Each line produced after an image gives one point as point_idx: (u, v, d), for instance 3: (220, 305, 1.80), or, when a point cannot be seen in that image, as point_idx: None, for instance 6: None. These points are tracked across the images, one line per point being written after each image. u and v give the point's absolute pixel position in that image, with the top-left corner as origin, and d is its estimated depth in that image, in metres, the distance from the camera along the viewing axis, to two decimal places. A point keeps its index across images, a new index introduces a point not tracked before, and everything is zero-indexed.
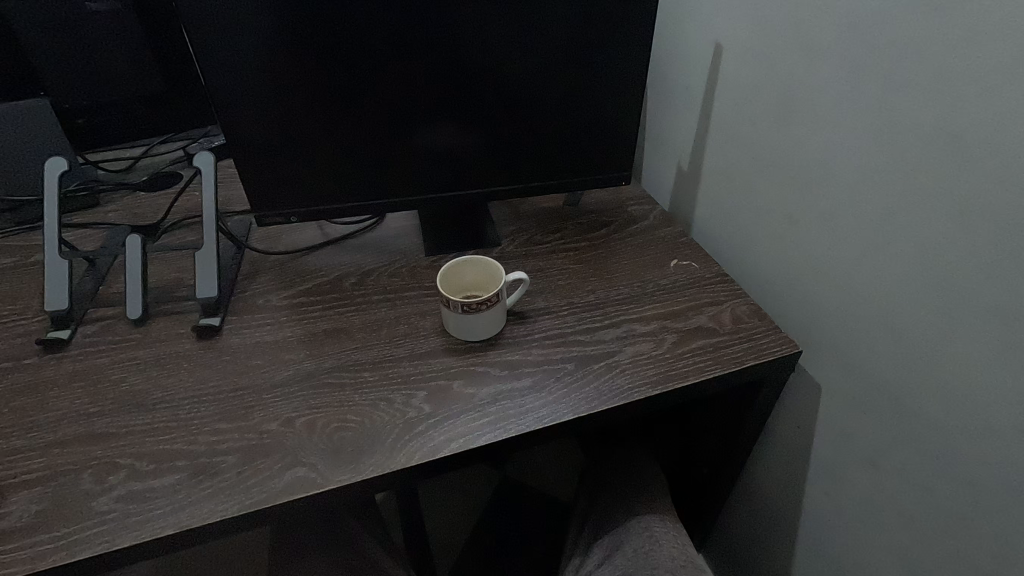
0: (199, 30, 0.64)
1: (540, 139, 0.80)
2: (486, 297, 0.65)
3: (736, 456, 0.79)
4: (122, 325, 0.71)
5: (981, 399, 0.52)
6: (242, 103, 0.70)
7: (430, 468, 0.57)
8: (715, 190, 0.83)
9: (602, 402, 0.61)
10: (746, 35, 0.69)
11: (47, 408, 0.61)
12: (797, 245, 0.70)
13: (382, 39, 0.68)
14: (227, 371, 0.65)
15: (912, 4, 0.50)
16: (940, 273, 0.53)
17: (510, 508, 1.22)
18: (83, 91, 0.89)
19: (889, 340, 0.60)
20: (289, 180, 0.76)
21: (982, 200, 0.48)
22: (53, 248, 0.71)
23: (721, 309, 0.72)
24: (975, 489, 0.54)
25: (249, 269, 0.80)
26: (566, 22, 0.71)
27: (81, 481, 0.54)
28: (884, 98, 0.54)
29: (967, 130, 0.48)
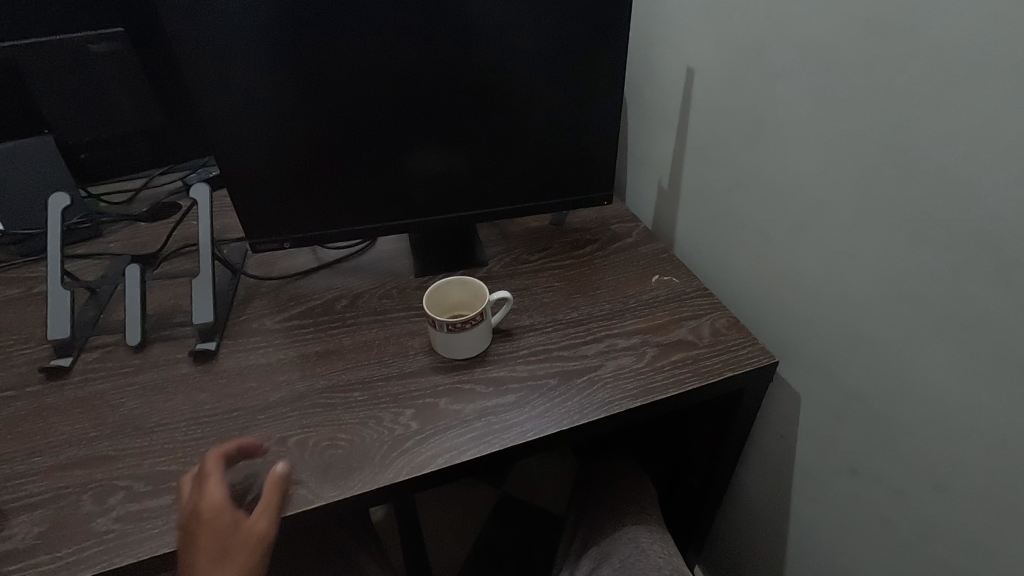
0: (193, 71, 0.68)
1: (523, 163, 0.83)
2: (471, 315, 0.67)
3: (722, 466, 0.80)
4: (122, 351, 0.74)
5: (945, 404, 0.54)
6: (236, 136, 0.73)
7: (418, 483, 0.59)
8: (693, 207, 0.85)
9: (584, 415, 0.63)
10: (715, 61, 0.72)
11: (49, 433, 0.63)
12: (770, 259, 0.72)
13: (367, 75, 0.72)
14: (223, 394, 0.67)
15: (859, 31, 0.53)
16: (900, 283, 0.56)
17: (507, 523, 1.23)
18: (86, 129, 0.94)
19: (859, 350, 0.62)
20: (281, 207, 0.80)
21: (932, 213, 0.51)
22: (57, 279, 0.74)
23: (701, 322, 0.75)
24: (945, 491, 0.56)
25: (245, 294, 0.83)
26: (543, 54, 0.74)
27: (82, 503, 0.56)
28: (840, 118, 0.57)
29: (915, 149, 0.51)
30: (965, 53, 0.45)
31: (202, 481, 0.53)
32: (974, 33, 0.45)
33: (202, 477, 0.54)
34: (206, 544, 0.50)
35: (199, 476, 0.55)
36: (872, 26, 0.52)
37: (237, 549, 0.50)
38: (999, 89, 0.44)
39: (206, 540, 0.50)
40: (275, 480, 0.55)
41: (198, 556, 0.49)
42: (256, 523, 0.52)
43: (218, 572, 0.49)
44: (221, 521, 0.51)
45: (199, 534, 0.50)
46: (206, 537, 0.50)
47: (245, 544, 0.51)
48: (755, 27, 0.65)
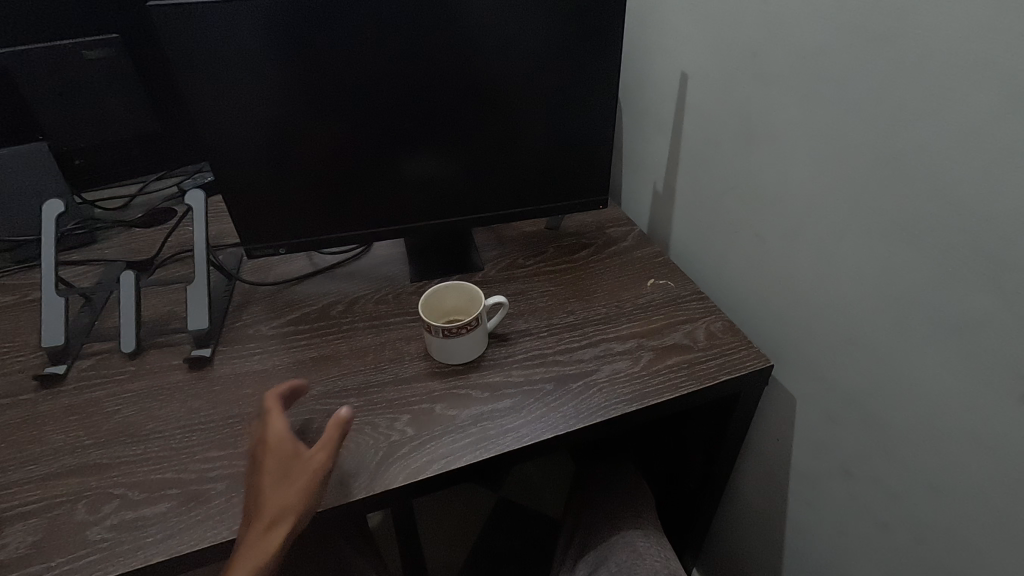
0: (188, 77, 0.68)
1: (518, 167, 0.83)
2: (466, 321, 0.67)
3: (718, 469, 0.80)
4: (117, 358, 0.74)
5: (939, 407, 0.54)
6: (230, 142, 0.73)
7: (414, 488, 0.59)
8: (687, 211, 0.86)
9: (580, 419, 0.63)
10: (708, 65, 0.73)
11: (44, 441, 0.63)
12: (764, 262, 0.72)
13: (362, 80, 0.72)
14: (218, 401, 0.67)
15: (851, 36, 0.53)
16: (894, 287, 0.56)
17: (505, 527, 1.23)
18: (81, 134, 0.93)
19: (853, 353, 0.62)
20: (277, 213, 0.80)
21: (925, 217, 0.51)
22: (51, 286, 0.74)
23: (696, 325, 0.75)
24: (939, 493, 0.56)
25: (240, 300, 0.83)
26: (537, 59, 0.75)
27: (76, 512, 0.56)
28: (833, 122, 0.58)
29: (907, 154, 0.51)
30: (954, 58, 0.46)
31: (267, 415, 0.56)
32: (963, 38, 0.45)
33: (267, 413, 0.57)
34: (271, 470, 0.51)
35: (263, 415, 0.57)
36: (862, 31, 0.52)
37: (299, 473, 0.50)
38: (989, 93, 0.44)
39: (271, 467, 0.51)
40: (337, 419, 0.53)
41: (263, 481, 0.50)
42: (317, 450, 0.52)
43: (276, 490, 0.49)
44: (286, 448, 0.53)
45: (264, 462, 0.52)
46: (270, 465, 0.51)
47: (307, 469, 0.50)
48: (748, 32, 0.65)
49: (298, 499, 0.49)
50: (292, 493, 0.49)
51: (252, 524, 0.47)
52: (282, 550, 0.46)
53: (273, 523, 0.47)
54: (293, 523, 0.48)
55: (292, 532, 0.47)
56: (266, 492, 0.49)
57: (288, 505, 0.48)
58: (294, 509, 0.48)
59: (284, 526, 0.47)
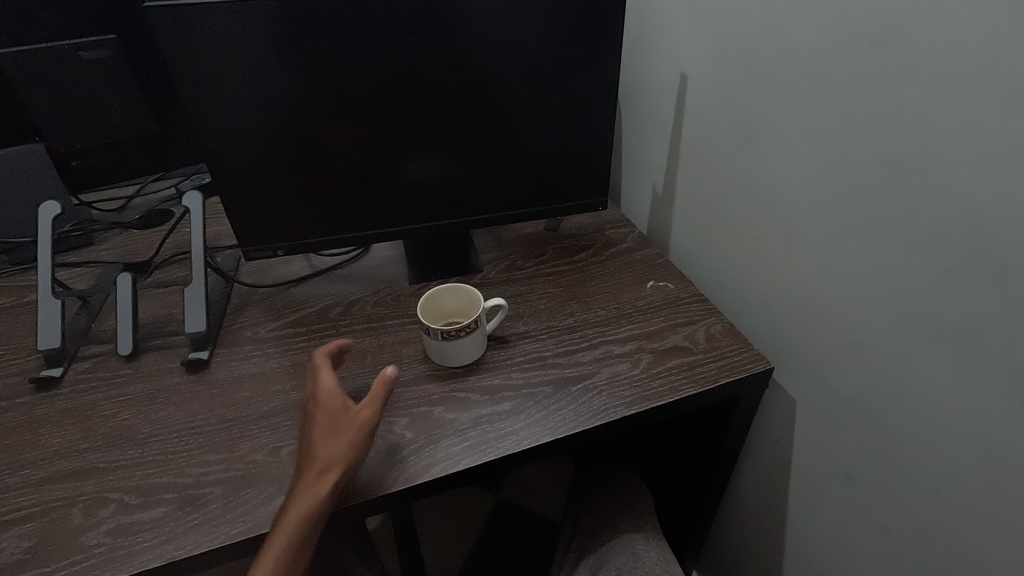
0: (185, 78, 0.67)
1: (518, 169, 0.83)
2: (466, 322, 0.67)
3: (718, 472, 0.80)
4: (114, 361, 0.73)
5: (939, 410, 0.54)
6: (228, 144, 0.73)
7: (413, 492, 0.58)
8: (687, 212, 0.85)
9: (579, 423, 0.63)
10: (709, 67, 0.72)
11: (40, 445, 0.63)
12: (765, 265, 0.72)
13: (361, 81, 0.71)
14: (215, 404, 0.66)
15: (852, 37, 0.53)
16: (894, 290, 0.56)
17: (505, 529, 1.23)
18: (78, 136, 0.93)
19: (853, 356, 0.62)
20: (275, 215, 0.79)
21: (926, 220, 0.51)
22: (47, 289, 0.74)
23: (696, 328, 0.75)
24: (940, 497, 0.56)
25: (238, 302, 0.82)
26: (536, 61, 0.74)
27: (72, 516, 0.55)
28: (833, 124, 0.57)
29: (908, 156, 0.51)
30: (957, 60, 0.45)
31: (318, 369, 0.59)
32: (965, 40, 0.45)
33: (316, 368, 0.60)
34: (322, 422, 0.55)
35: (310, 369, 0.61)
36: (864, 33, 0.52)
37: (347, 427, 0.54)
38: (991, 96, 0.44)
39: (321, 420, 0.55)
40: (385, 379, 0.58)
41: (314, 433, 0.55)
42: (365, 408, 0.56)
43: (328, 442, 0.54)
44: (335, 402, 0.56)
45: (315, 415, 0.56)
46: (321, 417, 0.55)
47: (354, 425, 0.55)
48: (748, 33, 0.65)
49: (346, 452, 0.53)
50: (340, 446, 0.53)
51: (305, 471, 0.52)
52: (330, 497, 0.51)
53: (323, 471, 0.52)
54: (341, 472, 0.52)
55: (341, 480, 0.52)
56: (317, 442, 0.54)
57: (336, 456, 0.53)
58: (342, 461, 0.53)
59: (332, 476, 0.52)
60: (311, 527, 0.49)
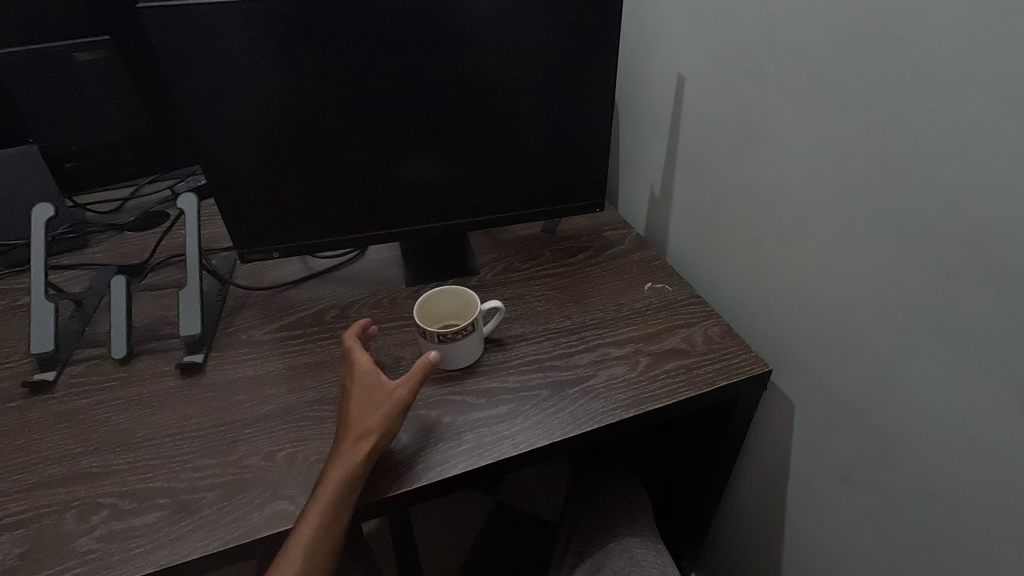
0: (179, 80, 0.67)
1: (515, 170, 0.82)
2: (462, 325, 0.66)
3: (716, 475, 0.80)
4: (107, 364, 0.73)
5: (938, 413, 0.54)
6: (223, 146, 0.72)
7: (409, 496, 0.58)
8: (684, 214, 0.85)
9: (577, 426, 0.62)
10: (706, 68, 0.72)
11: (32, 450, 0.62)
12: (763, 267, 0.72)
13: (357, 82, 0.71)
14: (210, 408, 0.66)
15: (850, 39, 0.53)
16: (892, 293, 0.55)
17: (503, 531, 1.22)
18: (72, 138, 0.92)
19: (851, 358, 0.62)
20: (270, 217, 0.79)
21: (925, 222, 0.51)
22: (40, 292, 0.73)
23: (694, 330, 0.74)
24: (938, 500, 0.56)
25: (233, 304, 0.82)
26: (534, 62, 0.74)
27: (64, 522, 0.55)
28: (831, 126, 0.57)
29: (906, 158, 0.51)
30: (955, 62, 0.45)
31: (352, 350, 0.63)
32: (963, 43, 0.44)
33: (351, 348, 0.63)
34: (360, 397, 0.59)
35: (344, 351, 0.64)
36: (860, 35, 0.52)
37: (383, 402, 0.58)
38: (989, 98, 0.44)
39: (360, 395, 0.59)
40: (426, 361, 0.60)
41: (353, 407, 0.58)
42: (400, 385, 0.59)
43: (365, 415, 0.57)
44: (371, 380, 0.60)
45: (354, 390, 0.59)
46: (359, 393, 0.59)
47: (389, 400, 0.58)
48: (745, 35, 0.65)
49: (380, 424, 0.56)
50: (376, 418, 0.56)
51: (344, 440, 0.56)
52: (366, 464, 0.54)
53: (360, 440, 0.55)
54: (376, 442, 0.56)
55: (375, 450, 0.55)
56: (355, 415, 0.57)
57: (374, 428, 0.56)
58: (377, 432, 0.56)
59: (368, 445, 0.55)
60: (348, 490, 0.53)
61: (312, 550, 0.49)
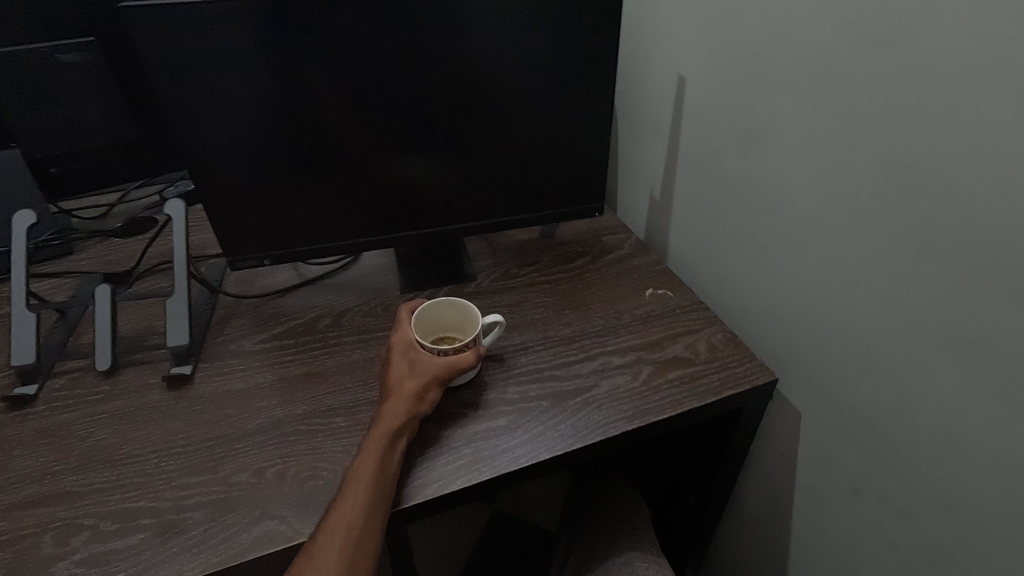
0: (165, 81, 0.64)
1: (514, 173, 0.80)
2: (464, 342, 0.63)
3: (721, 486, 0.78)
4: (91, 377, 0.70)
5: (953, 425, 0.52)
6: (211, 149, 0.70)
7: (406, 514, 0.56)
8: (686, 219, 0.83)
9: (578, 439, 0.60)
10: (708, 69, 0.70)
11: (10, 468, 0.59)
12: (769, 272, 0.70)
13: (351, 82, 0.69)
14: (197, 422, 0.63)
15: (859, 38, 0.51)
16: (904, 300, 0.54)
17: (501, 541, 1.21)
18: (56, 142, 0.90)
19: (861, 367, 0.60)
20: (262, 223, 0.77)
21: (938, 228, 0.49)
22: (21, 302, 0.71)
23: (697, 337, 0.72)
24: (953, 515, 0.54)
25: (223, 314, 0.79)
26: (531, 61, 0.72)
27: (42, 545, 0.52)
28: (840, 128, 0.55)
29: (919, 160, 0.49)
30: (971, 60, 0.43)
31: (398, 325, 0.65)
32: (979, 41, 0.43)
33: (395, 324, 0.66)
34: (399, 364, 0.61)
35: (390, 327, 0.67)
36: (870, 33, 0.50)
37: (421, 369, 0.60)
38: (1006, 100, 0.42)
39: (399, 363, 0.62)
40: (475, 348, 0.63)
41: (392, 374, 0.61)
42: (438, 355, 0.62)
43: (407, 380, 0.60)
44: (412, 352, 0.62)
45: (391, 359, 0.62)
46: (397, 360, 0.62)
47: (430, 369, 0.60)
48: (748, 34, 0.63)
49: (419, 389, 0.59)
50: (414, 382, 0.59)
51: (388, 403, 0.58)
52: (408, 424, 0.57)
53: (400, 402, 0.58)
54: (416, 405, 0.58)
55: (415, 413, 0.58)
56: (394, 380, 0.60)
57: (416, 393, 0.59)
58: (416, 398, 0.59)
59: (408, 407, 0.58)
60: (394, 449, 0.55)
61: (367, 499, 0.51)
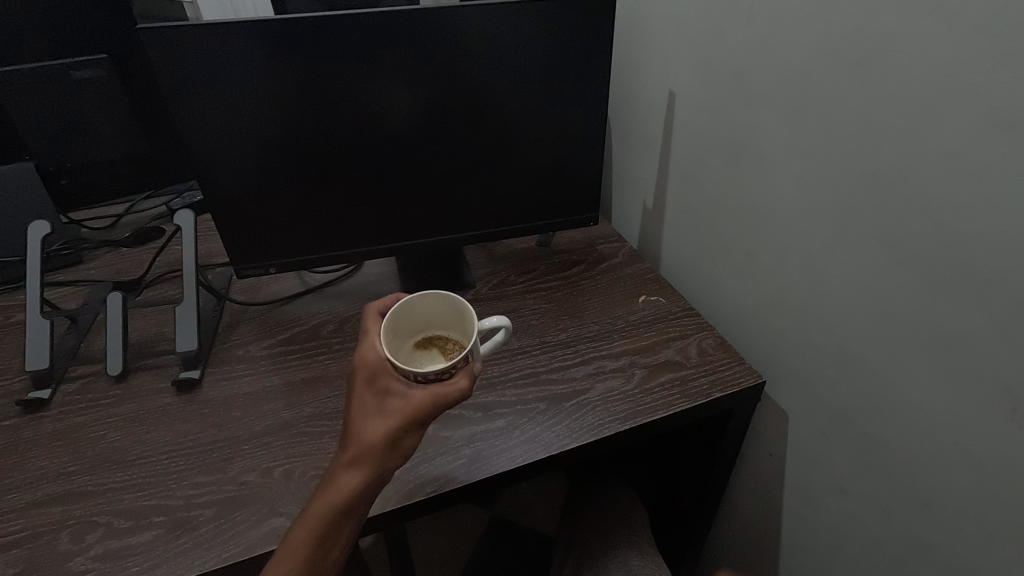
0: (178, 98, 0.68)
1: (511, 184, 0.83)
2: (451, 365, 0.49)
3: (715, 485, 0.81)
4: (103, 382, 0.72)
5: (927, 423, 0.55)
6: (221, 162, 0.73)
7: (407, 512, 0.58)
8: (678, 229, 0.86)
9: (574, 439, 0.62)
10: (696, 85, 0.74)
11: (26, 468, 0.62)
12: (755, 279, 0.73)
13: (355, 97, 0.72)
14: (207, 424, 0.66)
15: (833, 59, 0.55)
16: (880, 304, 0.57)
17: (500, 545, 1.22)
18: (67, 154, 0.92)
19: (844, 370, 0.63)
20: (268, 233, 0.79)
21: (908, 236, 0.52)
22: (36, 309, 0.73)
23: (687, 342, 0.75)
24: (931, 509, 0.57)
25: (229, 320, 0.82)
26: (527, 77, 0.75)
27: (58, 542, 0.54)
28: (817, 142, 0.59)
29: (893, 173, 0.52)
30: (935, 79, 0.47)
31: (369, 334, 0.51)
32: (941, 63, 0.46)
33: (369, 332, 0.52)
34: (367, 397, 0.48)
35: (363, 330, 0.53)
36: (843, 54, 0.53)
37: (392, 410, 0.47)
38: (967, 118, 0.45)
39: (366, 395, 0.48)
40: (467, 376, 0.50)
41: (356, 409, 0.48)
42: (418, 389, 0.48)
43: (372, 424, 0.47)
44: (383, 380, 0.48)
45: (357, 386, 0.49)
46: (364, 390, 0.48)
47: (403, 411, 0.47)
48: (734, 53, 0.66)
49: (386, 440, 0.46)
50: (378, 432, 0.46)
51: (346, 453, 0.46)
52: (365, 489, 0.46)
53: (359, 460, 0.46)
54: (379, 462, 0.46)
55: (381, 468, 0.46)
56: (356, 423, 0.47)
57: (380, 445, 0.46)
58: (382, 450, 0.46)
59: (368, 468, 0.46)
60: (348, 515, 0.46)
61: None
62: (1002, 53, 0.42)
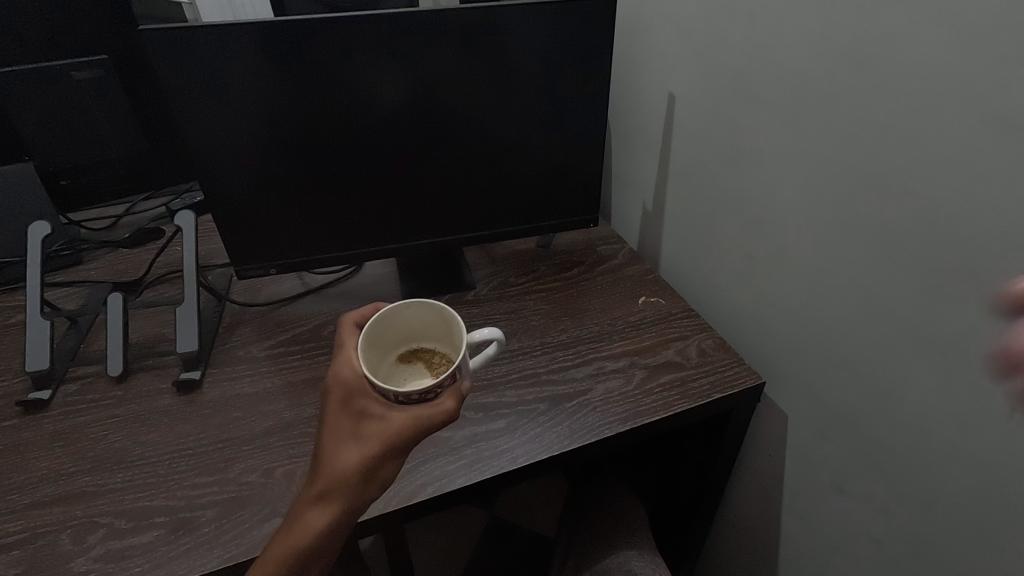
0: (179, 99, 0.68)
1: (511, 185, 0.84)
2: (436, 385, 0.47)
3: (715, 484, 0.81)
4: (103, 382, 0.72)
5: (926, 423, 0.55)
6: (221, 163, 0.73)
7: (409, 512, 0.58)
8: (677, 230, 0.87)
9: (575, 440, 0.63)
10: (696, 87, 0.74)
11: (27, 469, 0.62)
12: (754, 280, 0.73)
13: (355, 99, 0.72)
14: (208, 425, 0.66)
15: (833, 62, 0.55)
16: (879, 304, 0.57)
17: (500, 545, 1.22)
18: (68, 155, 0.92)
19: (843, 370, 0.63)
20: (268, 234, 0.79)
21: (907, 236, 0.52)
22: (36, 310, 0.73)
23: (687, 343, 0.75)
24: (930, 509, 0.57)
25: (230, 321, 0.82)
26: (528, 80, 0.76)
27: (59, 542, 0.54)
28: (817, 143, 0.59)
29: (892, 174, 0.52)
30: (934, 82, 0.47)
31: (343, 350, 0.49)
32: (940, 67, 0.46)
33: (343, 347, 0.49)
34: (341, 421, 0.46)
35: (337, 343, 0.50)
36: (843, 57, 0.54)
37: (369, 436, 0.45)
38: (966, 120, 0.46)
39: (341, 418, 0.46)
40: (452, 398, 0.48)
41: (329, 434, 0.46)
42: (398, 411, 0.46)
43: (346, 452, 0.44)
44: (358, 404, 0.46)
45: (331, 408, 0.46)
46: (339, 413, 0.46)
47: (380, 438, 0.45)
48: (734, 55, 0.67)
49: (360, 469, 0.44)
50: (352, 461, 0.44)
51: (319, 483, 0.44)
52: (339, 521, 0.44)
53: (331, 492, 0.44)
54: (354, 492, 0.44)
55: (356, 499, 0.44)
56: (330, 450, 0.45)
57: (356, 474, 0.44)
58: (357, 480, 0.44)
59: (340, 500, 0.44)
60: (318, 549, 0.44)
61: None
62: (1001, 57, 0.42)
